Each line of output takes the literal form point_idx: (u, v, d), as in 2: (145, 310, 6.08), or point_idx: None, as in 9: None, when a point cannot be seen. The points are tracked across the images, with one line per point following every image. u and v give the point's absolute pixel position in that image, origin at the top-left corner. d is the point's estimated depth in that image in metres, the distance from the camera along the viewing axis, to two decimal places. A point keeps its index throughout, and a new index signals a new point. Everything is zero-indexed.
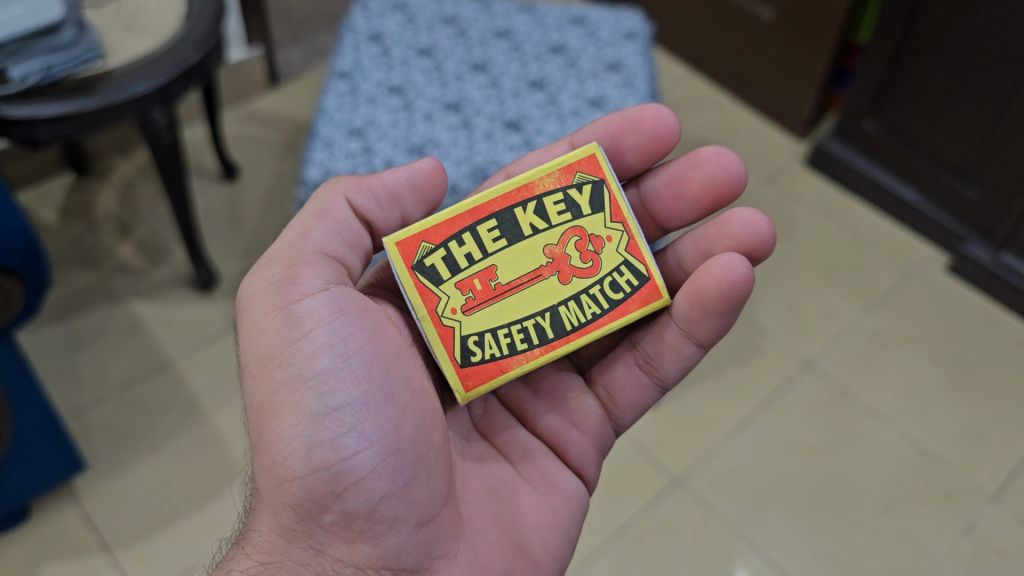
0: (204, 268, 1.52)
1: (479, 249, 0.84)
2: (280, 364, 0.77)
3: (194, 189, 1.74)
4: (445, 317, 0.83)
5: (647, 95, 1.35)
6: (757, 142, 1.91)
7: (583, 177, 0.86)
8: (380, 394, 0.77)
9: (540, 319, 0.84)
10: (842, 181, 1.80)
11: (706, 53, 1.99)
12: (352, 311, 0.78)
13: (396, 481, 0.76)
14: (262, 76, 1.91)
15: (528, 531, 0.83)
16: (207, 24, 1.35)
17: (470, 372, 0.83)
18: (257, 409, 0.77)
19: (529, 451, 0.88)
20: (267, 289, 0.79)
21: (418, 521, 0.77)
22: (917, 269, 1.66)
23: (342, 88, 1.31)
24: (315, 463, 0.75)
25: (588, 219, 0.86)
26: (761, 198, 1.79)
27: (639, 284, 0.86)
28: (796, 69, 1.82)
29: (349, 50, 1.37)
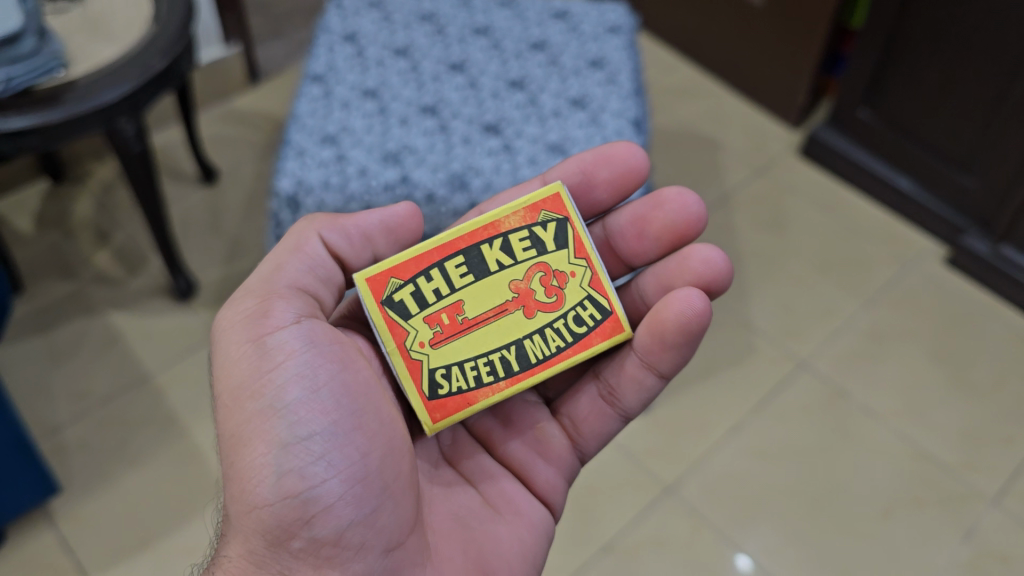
0: (181, 277, 1.48)
1: (446, 283, 0.83)
2: (252, 391, 0.75)
3: (173, 192, 1.70)
4: (414, 350, 0.82)
5: (631, 92, 1.30)
6: (749, 132, 1.86)
7: (547, 216, 0.85)
8: (351, 422, 0.75)
9: (505, 352, 0.83)
10: (836, 171, 1.76)
11: (697, 41, 1.94)
12: (324, 342, 0.77)
13: (364, 508, 0.74)
14: (241, 75, 1.87)
15: (495, 560, 0.81)
16: (175, 28, 1.30)
17: (437, 404, 0.82)
18: (228, 437, 0.76)
19: (496, 481, 0.87)
20: (239, 319, 0.78)
21: (385, 547, 0.75)
22: (917, 261, 1.62)
23: (315, 93, 1.27)
24: (282, 491, 0.73)
25: (552, 256, 0.85)
26: (755, 189, 1.74)
27: (603, 318, 0.84)
28: (789, 57, 1.78)
29: (323, 52, 1.33)
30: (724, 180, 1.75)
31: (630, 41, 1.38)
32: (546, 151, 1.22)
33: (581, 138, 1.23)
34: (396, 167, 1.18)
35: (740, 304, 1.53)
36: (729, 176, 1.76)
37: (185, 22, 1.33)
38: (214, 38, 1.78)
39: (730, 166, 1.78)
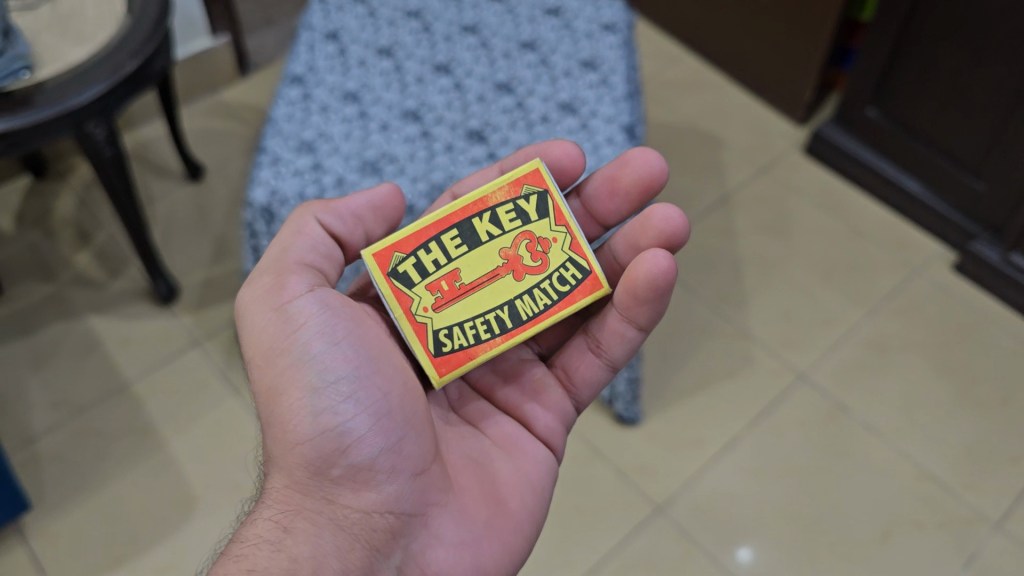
0: (162, 281, 1.44)
1: (442, 254, 0.83)
2: (278, 347, 0.76)
3: (157, 189, 1.65)
4: (419, 315, 0.82)
5: (624, 94, 1.24)
6: (754, 127, 1.79)
7: (529, 190, 0.85)
8: (372, 364, 0.77)
9: (499, 311, 0.83)
10: (841, 171, 1.70)
11: (701, 32, 1.87)
12: (337, 302, 0.78)
13: (391, 436, 0.75)
14: (230, 65, 1.82)
15: (506, 494, 0.82)
16: (148, 27, 1.24)
17: (442, 359, 0.82)
18: (263, 392, 0.77)
19: (501, 424, 0.87)
20: (256, 293, 0.78)
21: (414, 473, 0.76)
22: (923, 267, 1.57)
23: (293, 96, 1.21)
24: (320, 426, 0.74)
25: (536, 224, 0.84)
26: (758, 189, 1.68)
27: (582, 277, 0.84)
28: (796, 51, 1.71)
29: (303, 51, 1.27)
30: (726, 180, 1.69)
31: (626, 39, 1.32)
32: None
33: None
34: (375, 177, 1.13)
35: (738, 314, 1.48)
36: (732, 175, 1.70)
37: (161, 17, 1.27)
38: (201, 29, 1.72)
39: (734, 164, 1.72)
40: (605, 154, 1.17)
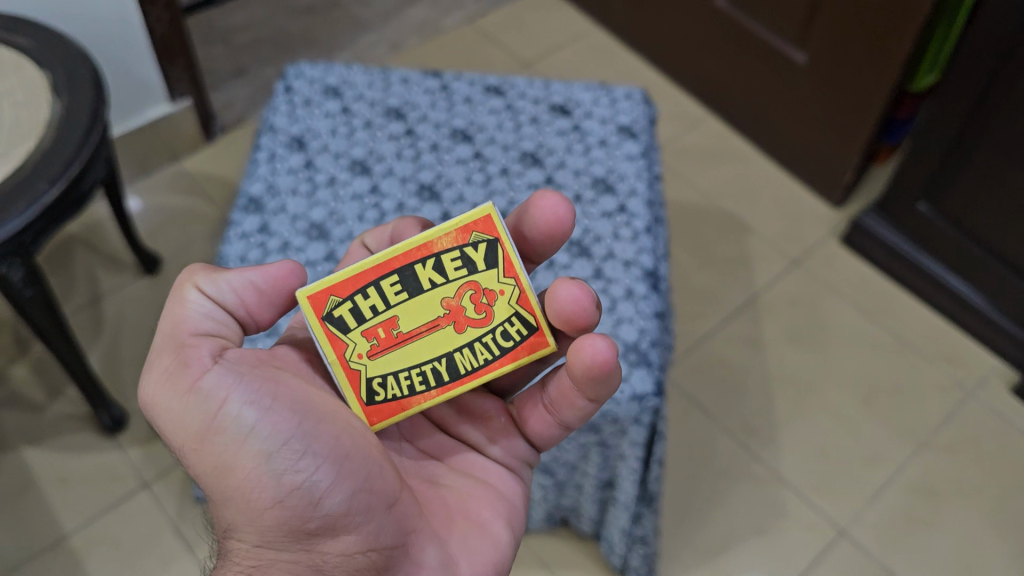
0: (106, 410, 1.25)
1: (380, 299, 0.70)
2: (202, 429, 0.63)
3: (108, 284, 1.45)
4: (353, 361, 0.70)
5: (645, 228, 1.04)
6: (785, 210, 1.59)
7: (478, 237, 0.70)
8: (312, 413, 0.65)
9: (437, 363, 0.71)
10: (884, 267, 1.51)
11: (723, 93, 1.68)
12: (244, 363, 0.65)
13: (355, 479, 0.64)
14: (194, 130, 1.61)
15: (474, 509, 0.74)
16: (79, 138, 1.03)
17: (374, 409, 0.70)
18: (207, 476, 0.64)
19: (453, 450, 0.79)
20: (160, 383, 0.64)
21: (386, 505, 0.66)
22: (980, 389, 1.38)
23: (248, 227, 1.02)
24: (280, 491, 0.62)
25: (482, 274, 0.70)
26: (790, 288, 1.49)
27: (527, 334, 0.72)
28: (839, 127, 1.50)
29: (262, 165, 1.08)
30: (754, 277, 1.50)
31: (645, 148, 1.13)
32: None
33: None
34: None
35: (767, 452, 1.31)
36: (760, 272, 1.50)
37: (92, 124, 1.06)
38: (160, 93, 1.52)
39: (763, 257, 1.52)
40: (624, 316, 0.96)
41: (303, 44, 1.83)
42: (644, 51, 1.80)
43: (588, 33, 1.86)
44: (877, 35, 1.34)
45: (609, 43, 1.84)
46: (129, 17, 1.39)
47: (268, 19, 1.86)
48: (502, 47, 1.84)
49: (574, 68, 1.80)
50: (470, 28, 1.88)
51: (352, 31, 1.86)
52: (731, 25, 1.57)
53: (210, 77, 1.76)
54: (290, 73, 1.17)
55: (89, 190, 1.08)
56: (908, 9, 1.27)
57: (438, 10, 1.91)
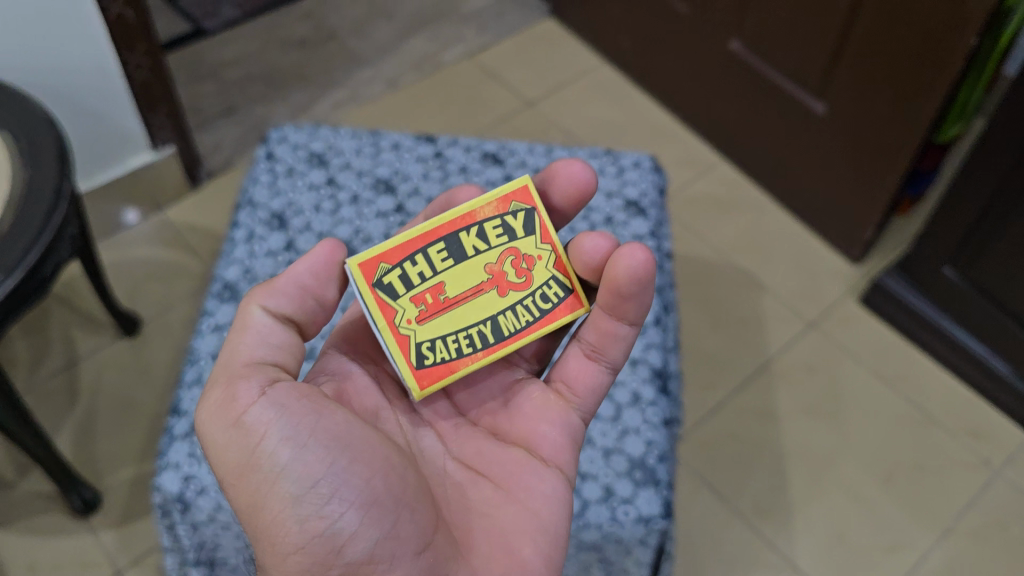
0: (76, 492, 1.17)
1: (428, 266, 0.76)
2: (244, 463, 0.66)
3: (84, 346, 1.38)
4: (402, 326, 0.74)
5: (652, 320, 0.97)
6: (801, 265, 1.51)
7: (517, 207, 0.78)
8: (348, 453, 0.66)
9: (483, 326, 0.76)
10: (905, 330, 1.42)
11: (734, 138, 1.59)
12: (295, 393, 0.67)
13: (383, 522, 0.66)
14: (179, 177, 1.53)
15: (517, 539, 0.73)
16: (42, 214, 0.96)
17: (424, 372, 0.74)
18: (245, 510, 0.67)
19: (503, 461, 0.77)
20: (211, 413, 0.68)
21: (416, 550, 0.67)
22: (1008, 467, 1.29)
23: (222, 319, 0.95)
24: (303, 535, 0.64)
25: (522, 241, 0.78)
26: (805, 353, 1.40)
27: (564, 296, 0.78)
28: (858, 183, 1.41)
29: (240, 245, 1.01)
30: (767, 341, 1.41)
31: (653, 226, 1.05)
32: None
33: None
34: None
35: (779, 536, 1.22)
36: (774, 335, 1.42)
37: (52, 209, 0.97)
38: (141, 141, 1.44)
39: (777, 317, 1.44)
40: (629, 425, 0.89)
41: (297, 80, 1.75)
42: (653, 90, 1.72)
43: (594, 69, 1.79)
44: (903, 89, 1.26)
45: (616, 81, 1.77)
46: (107, 66, 1.32)
47: (260, 54, 1.79)
48: (504, 84, 1.76)
49: (579, 106, 1.72)
50: (471, 63, 1.79)
51: (348, 66, 1.78)
52: (746, 68, 1.48)
53: (198, 115, 1.68)
54: (273, 137, 1.10)
55: (52, 278, 0.99)
56: (941, 61, 1.18)
57: (439, 43, 1.83)
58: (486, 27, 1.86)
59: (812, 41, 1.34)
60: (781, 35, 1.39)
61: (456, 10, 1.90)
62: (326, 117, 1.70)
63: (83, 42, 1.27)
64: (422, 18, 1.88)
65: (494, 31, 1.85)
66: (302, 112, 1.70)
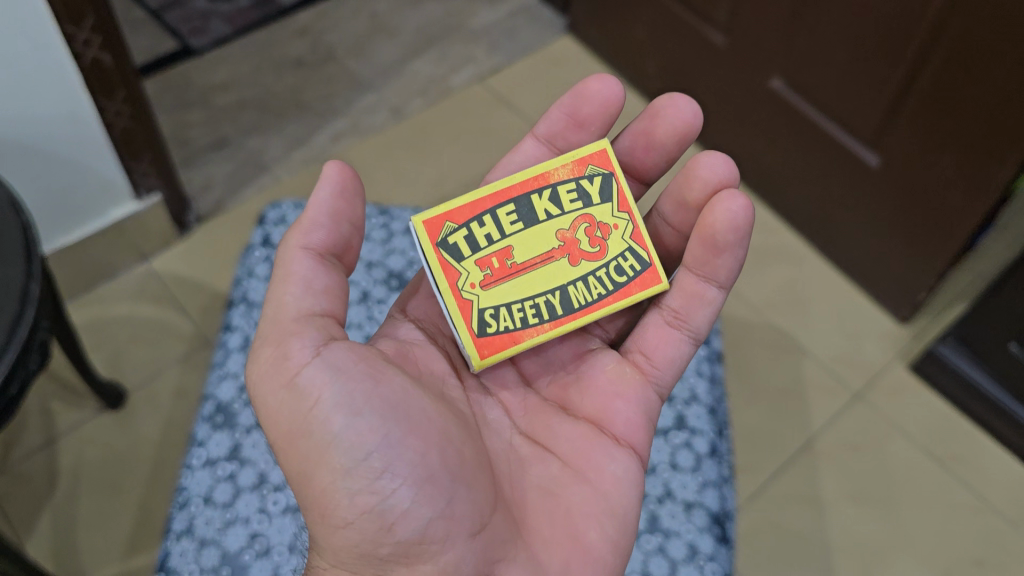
0: None
1: (497, 229, 0.75)
2: (298, 426, 0.60)
3: (66, 422, 1.25)
4: (465, 291, 0.73)
5: (707, 451, 0.87)
6: (844, 327, 1.40)
7: (594, 170, 0.77)
8: (405, 424, 0.61)
9: (551, 295, 0.75)
10: (958, 402, 1.31)
11: (771, 180, 1.47)
12: (354, 356, 0.62)
13: (441, 499, 0.60)
14: (166, 225, 1.40)
15: (584, 519, 0.67)
16: (11, 314, 0.81)
17: (486, 340, 0.72)
18: (296, 476, 0.61)
19: (573, 437, 0.72)
20: (264, 371, 0.62)
21: (471, 532, 0.61)
22: None
23: (215, 451, 0.85)
24: (353, 509, 0.59)
25: (597, 208, 0.77)
26: (849, 430, 1.29)
27: (640, 270, 0.76)
28: (912, 247, 1.28)
29: (235, 355, 0.92)
30: (810, 416, 1.31)
31: None
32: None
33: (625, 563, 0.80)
34: None
35: None
36: (816, 409, 1.31)
37: (23, 309, 0.82)
38: (125, 192, 1.30)
39: (820, 388, 1.33)
40: None
41: (294, 108, 1.61)
42: None
43: None
44: (969, 150, 1.10)
45: (640, 109, 1.63)
46: (80, 112, 1.14)
47: (253, 76, 1.64)
48: (519, 113, 1.62)
49: None
50: (482, 88, 1.66)
51: (348, 92, 1.64)
52: (784, 107, 1.35)
53: (185, 147, 1.54)
54: (270, 218, 1.01)
55: (20, 393, 0.84)
56: (1015, 135, 1.03)
57: (447, 66, 1.69)
58: (498, 47, 1.72)
59: (870, 87, 1.19)
60: (833, 80, 1.24)
61: (465, 26, 1.76)
62: (325, 151, 1.56)
63: (53, 90, 1.09)
64: (428, 36, 1.74)
65: (506, 51, 1.71)
66: (299, 144, 1.57)
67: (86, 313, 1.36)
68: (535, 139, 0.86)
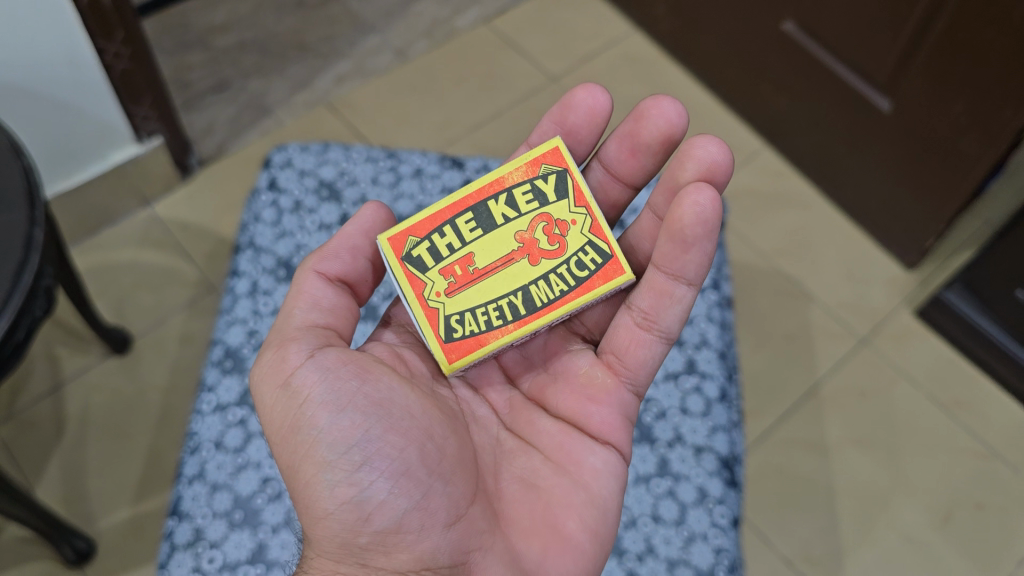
0: (70, 545, 1.07)
1: (456, 237, 0.73)
2: (289, 424, 0.63)
3: (72, 368, 1.25)
4: (431, 299, 0.71)
5: (717, 395, 0.87)
6: (851, 273, 1.39)
7: (547, 169, 0.74)
8: (386, 421, 0.62)
9: (513, 297, 0.71)
10: (964, 348, 1.30)
11: (780, 124, 1.45)
12: (344, 358, 0.64)
13: (415, 491, 0.61)
14: (167, 170, 1.38)
15: (559, 510, 0.66)
16: (16, 261, 0.80)
17: (453, 345, 0.70)
18: (288, 471, 0.64)
19: (553, 432, 0.71)
20: (263, 372, 0.65)
21: (446, 522, 0.62)
22: None
23: (225, 396, 0.86)
24: (333, 501, 0.61)
25: (554, 206, 0.73)
26: (854, 375, 1.30)
27: (602, 262, 0.72)
28: (922, 192, 1.27)
29: (243, 300, 0.91)
30: (815, 362, 1.31)
31: (713, 271, 0.95)
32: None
33: (636, 507, 0.82)
34: None
35: None
36: (822, 355, 1.31)
37: (27, 256, 0.81)
38: (126, 136, 1.28)
39: (826, 333, 1.33)
40: (696, 530, 0.80)
41: (296, 50, 1.58)
42: (690, 65, 1.56)
43: (624, 38, 1.62)
44: (982, 98, 1.08)
45: (648, 52, 1.61)
46: (79, 53, 1.12)
47: (253, 17, 1.61)
48: (526, 56, 1.59)
49: (608, 81, 1.56)
50: (487, 29, 1.62)
51: (351, 34, 1.61)
52: (795, 48, 1.32)
53: (186, 91, 1.52)
54: (276, 161, 1.00)
55: (28, 339, 0.83)
56: None
57: (451, 7, 1.65)
58: None
59: (883, 30, 1.16)
60: (846, 22, 1.21)
61: None
62: (328, 94, 1.54)
63: (50, 31, 1.07)
64: None
65: None
66: (301, 88, 1.54)
67: (89, 259, 1.36)
68: (526, 149, 0.82)
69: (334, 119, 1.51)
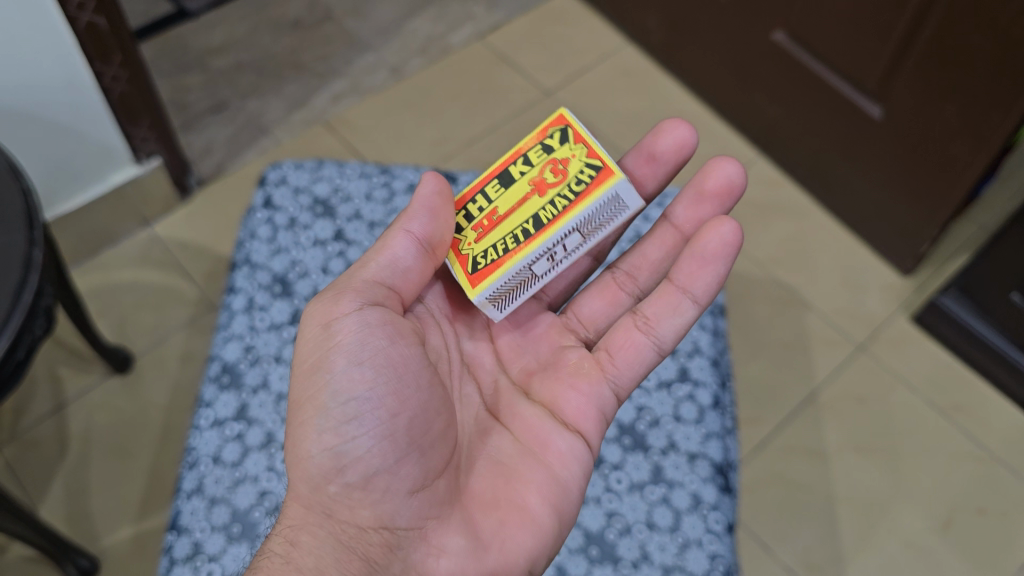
0: (74, 563, 1.07)
1: (484, 200, 0.75)
2: (312, 362, 0.68)
3: (74, 388, 1.26)
4: (462, 249, 0.74)
5: (711, 402, 0.88)
6: (847, 280, 1.39)
7: (552, 129, 0.75)
8: (392, 385, 0.67)
9: (527, 223, 0.72)
10: (962, 352, 1.30)
11: (773, 134, 1.46)
12: (387, 321, 0.69)
13: (392, 455, 0.65)
14: (167, 190, 1.40)
15: (521, 489, 0.68)
16: (14, 283, 0.81)
17: (476, 274, 0.72)
18: (292, 406, 0.69)
19: (527, 417, 0.74)
20: (316, 305, 0.71)
21: (411, 490, 0.65)
22: None
23: (222, 411, 0.87)
24: (318, 443, 0.65)
25: (558, 150, 0.74)
26: (852, 382, 1.30)
27: (595, 173, 0.71)
28: (916, 197, 1.27)
29: (239, 316, 0.93)
30: (813, 370, 1.31)
31: None
32: (578, 548, 0.80)
33: (631, 514, 0.82)
34: None
35: None
36: (820, 361, 1.32)
37: (27, 276, 0.82)
38: (125, 158, 1.30)
39: (824, 340, 1.34)
40: (691, 536, 0.81)
41: (292, 69, 1.60)
42: (683, 77, 1.57)
43: (617, 52, 1.63)
44: (970, 101, 1.09)
45: (641, 65, 1.62)
46: (76, 76, 1.13)
47: (250, 39, 1.63)
48: (521, 71, 1.60)
49: (603, 94, 1.58)
50: (482, 45, 1.64)
51: (347, 53, 1.63)
52: (786, 58, 1.33)
53: (184, 112, 1.53)
54: (271, 179, 1.01)
55: (29, 358, 0.84)
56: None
57: (446, 24, 1.67)
58: (497, 4, 1.70)
59: (872, 38, 1.17)
60: (835, 29, 1.22)
61: None
62: (325, 113, 1.55)
63: (46, 54, 1.08)
64: None
65: (505, 9, 1.70)
66: (298, 107, 1.56)
67: (90, 279, 1.37)
68: None
69: (331, 136, 1.52)
